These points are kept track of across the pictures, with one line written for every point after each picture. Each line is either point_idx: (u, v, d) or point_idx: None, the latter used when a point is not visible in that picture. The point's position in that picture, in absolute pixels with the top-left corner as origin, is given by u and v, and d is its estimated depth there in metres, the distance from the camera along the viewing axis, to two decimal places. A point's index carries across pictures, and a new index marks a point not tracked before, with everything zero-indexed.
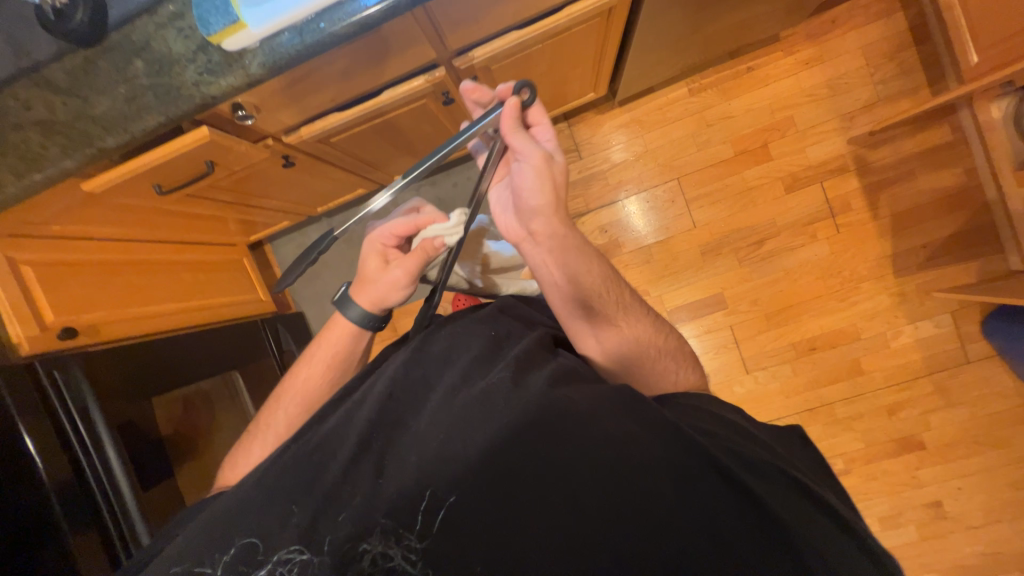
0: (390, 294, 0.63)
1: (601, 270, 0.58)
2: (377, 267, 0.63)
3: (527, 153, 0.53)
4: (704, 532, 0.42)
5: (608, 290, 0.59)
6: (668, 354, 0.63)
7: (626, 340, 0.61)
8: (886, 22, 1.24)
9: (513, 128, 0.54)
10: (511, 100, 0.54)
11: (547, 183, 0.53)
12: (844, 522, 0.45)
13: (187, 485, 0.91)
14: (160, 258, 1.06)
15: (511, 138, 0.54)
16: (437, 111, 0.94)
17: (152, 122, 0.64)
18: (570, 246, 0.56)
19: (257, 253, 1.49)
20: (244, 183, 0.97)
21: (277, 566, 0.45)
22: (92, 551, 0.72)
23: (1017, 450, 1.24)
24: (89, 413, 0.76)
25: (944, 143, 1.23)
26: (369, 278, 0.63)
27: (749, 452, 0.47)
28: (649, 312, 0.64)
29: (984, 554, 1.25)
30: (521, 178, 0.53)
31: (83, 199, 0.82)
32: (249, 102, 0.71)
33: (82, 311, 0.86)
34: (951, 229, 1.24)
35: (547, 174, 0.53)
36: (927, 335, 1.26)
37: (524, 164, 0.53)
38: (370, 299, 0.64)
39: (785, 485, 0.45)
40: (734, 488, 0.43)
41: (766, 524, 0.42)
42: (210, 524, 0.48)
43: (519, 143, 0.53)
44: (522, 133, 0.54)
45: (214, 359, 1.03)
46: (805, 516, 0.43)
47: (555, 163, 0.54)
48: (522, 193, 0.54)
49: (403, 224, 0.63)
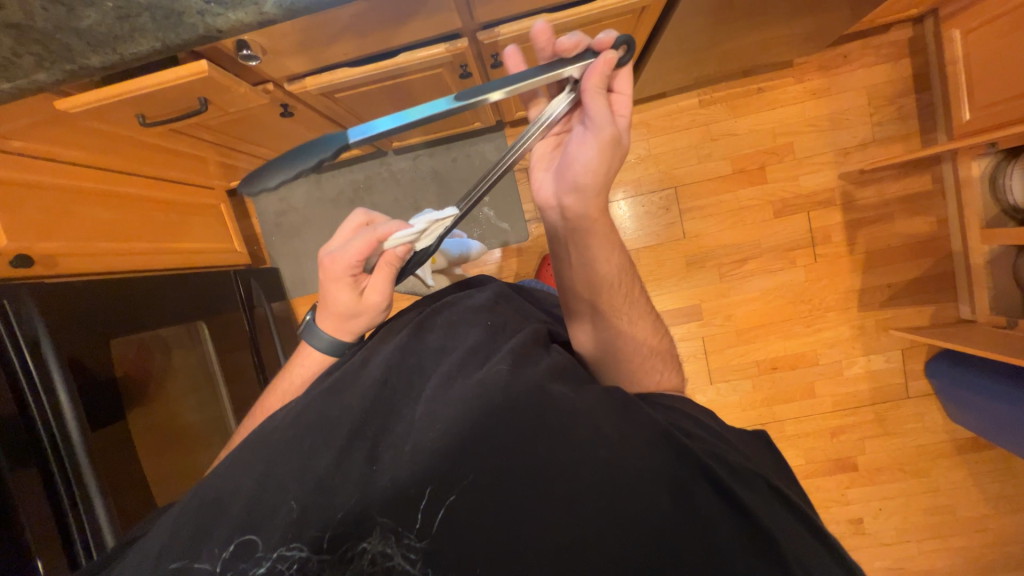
0: (369, 317, 0.61)
1: (614, 263, 0.60)
2: (348, 297, 0.59)
3: (601, 123, 0.48)
4: (698, 540, 0.42)
5: (615, 284, 0.61)
6: (658, 354, 0.65)
7: (622, 336, 0.63)
8: (893, 65, 1.28)
9: (598, 88, 0.47)
10: (608, 55, 0.47)
11: (604, 165, 0.51)
12: (818, 530, 0.46)
13: (140, 430, 0.84)
14: (132, 192, 0.99)
15: (589, 99, 0.48)
16: (452, 83, 0.91)
17: (145, 47, 0.59)
18: (591, 236, 0.57)
19: (235, 201, 1.41)
20: (234, 126, 0.91)
21: (276, 564, 0.44)
22: (33, 490, 0.68)
23: (935, 480, 1.36)
24: (39, 347, 0.71)
25: (924, 191, 1.30)
26: (346, 311, 0.60)
27: (734, 459, 0.48)
28: (649, 309, 0.66)
29: (889, 568, 1.38)
30: (581, 148, 0.50)
31: (53, 117, 0.74)
32: (256, 42, 0.68)
33: (40, 238, 0.79)
34: (916, 273, 1.32)
35: (609, 154, 0.50)
36: (877, 367, 1.35)
37: (591, 134, 0.49)
38: (355, 328, 0.62)
39: (767, 493, 0.46)
40: (720, 491, 0.44)
41: (755, 535, 0.42)
42: (200, 512, 0.48)
43: (598, 110, 0.48)
44: (605, 98, 0.48)
45: (178, 305, 0.97)
46: (787, 525, 0.44)
47: (620, 145, 0.51)
48: (576, 165, 0.51)
49: (357, 247, 0.55)
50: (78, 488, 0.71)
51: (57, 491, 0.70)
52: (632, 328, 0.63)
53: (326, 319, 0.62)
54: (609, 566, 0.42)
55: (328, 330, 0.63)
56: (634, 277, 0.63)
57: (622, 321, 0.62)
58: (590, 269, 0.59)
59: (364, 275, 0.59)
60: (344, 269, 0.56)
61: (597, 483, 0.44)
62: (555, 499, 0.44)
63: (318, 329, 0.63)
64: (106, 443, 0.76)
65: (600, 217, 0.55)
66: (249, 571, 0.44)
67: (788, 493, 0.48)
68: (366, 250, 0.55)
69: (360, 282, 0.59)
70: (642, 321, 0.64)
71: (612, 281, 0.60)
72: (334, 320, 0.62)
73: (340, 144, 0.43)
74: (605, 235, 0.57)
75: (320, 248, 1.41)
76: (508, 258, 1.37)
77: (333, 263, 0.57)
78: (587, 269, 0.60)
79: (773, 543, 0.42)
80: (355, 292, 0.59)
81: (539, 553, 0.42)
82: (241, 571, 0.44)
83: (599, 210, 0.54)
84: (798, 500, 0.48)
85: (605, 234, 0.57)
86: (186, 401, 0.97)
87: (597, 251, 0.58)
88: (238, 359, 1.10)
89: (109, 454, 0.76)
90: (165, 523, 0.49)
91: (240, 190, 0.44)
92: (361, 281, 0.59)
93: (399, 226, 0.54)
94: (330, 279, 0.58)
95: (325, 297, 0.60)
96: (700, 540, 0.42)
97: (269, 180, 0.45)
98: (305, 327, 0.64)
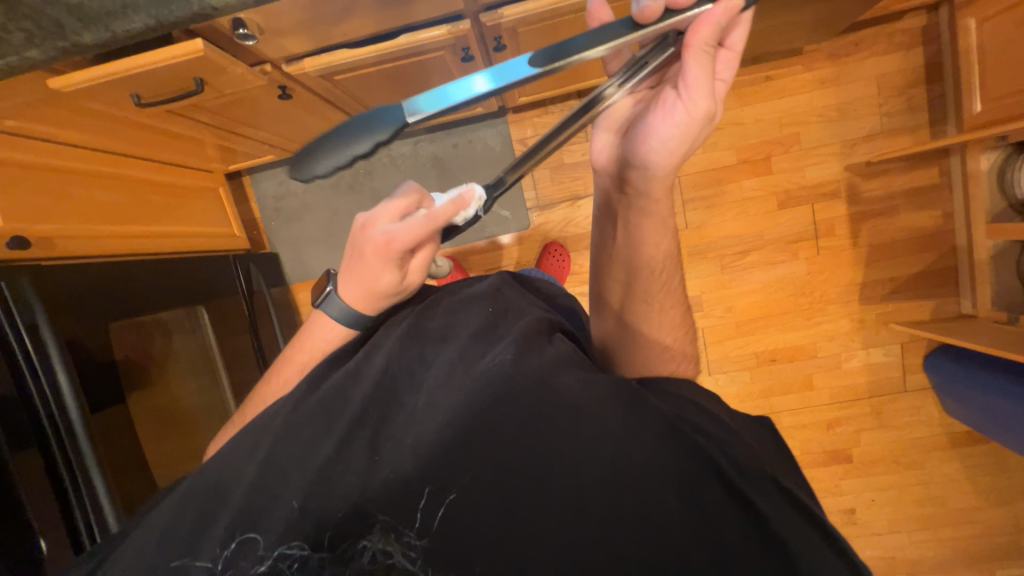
0: (397, 293, 0.59)
1: (662, 249, 0.61)
2: (389, 277, 0.56)
3: (696, 96, 0.46)
4: (702, 540, 0.42)
5: (665, 269, 0.63)
6: (684, 345, 0.64)
7: (656, 321, 0.63)
8: (905, 54, 1.25)
9: (704, 47, 0.43)
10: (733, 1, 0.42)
11: (687, 141, 0.50)
12: (827, 528, 0.44)
13: (139, 414, 0.84)
14: (130, 174, 0.98)
15: (690, 62, 0.44)
16: (454, 67, 0.88)
17: (139, 24, 0.58)
18: (652, 215, 0.59)
19: (233, 184, 1.39)
20: (232, 108, 0.89)
21: (277, 562, 0.44)
22: (36, 471, 0.69)
23: (927, 472, 1.37)
24: (38, 331, 0.70)
25: (930, 184, 1.28)
26: (386, 289, 0.57)
27: (744, 457, 0.47)
28: (681, 301, 0.65)
29: (877, 557, 1.41)
30: (665, 119, 0.48)
31: (49, 97, 0.73)
32: (252, 21, 0.66)
33: (36, 220, 0.79)
34: (919, 267, 1.31)
35: (696, 131, 0.49)
36: (875, 361, 1.35)
37: (681, 104, 0.47)
38: (382, 303, 0.60)
39: (777, 493, 0.44)
40: (728, 489, 0.44)
41: (761, 535, 0.42)
42: (198, 506, 0.48)
43: (696, 76, 0.44)
44: (708, 62, 0.44)
45: (178, 289, 0.97)
46: (795, 523, 0.43)
47: (711, 122, 0.48)
48: (653, 140, 0.50)
49: (418, 230, 0.50)
50: (79, 468, 0.72)
51: (58, 474, 0.71)
52: (658, 317, 0.63)
53: (353, 293, 0.58)
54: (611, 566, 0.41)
55: (355, 304, 0.59)
56: (678, 268, 0.64)
57: (651, 308, 0.63)
58: (635, 247, 0.62)
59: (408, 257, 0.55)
60: (399, 252, 0.52)
61: (603, 480, 0.44)
62: (557, 495, 0.44)
63: (342, 302, 0.59)
64: (108, 425, 0.76)
65: (663, 199, 0.57)
66: (252, 568, 0.44)
67: (794, 489, 0.46)
68: (426, 234, 0.51)
69: (407, 261, 0.56)
70: (672, 312, 0.64)
71: (656, 266, 0.62)
72: (367, 294, 0.58)
73: (393, 127, 0.40)
74: (661, 218, 0.59)
75: (321, 235, 1.39)
76: (508, 246, 1.36)
77: (386, 244, 0.52)
78: (633, 248, 0.62)
79: (781, 542, 0.41)
80: (398, 271, 0.56)
81: (542, 551, 0.42)
82: (242, 569, 0.44)
83: (663, 192, 0.56)
84: (809, 501, 0.46)
85: (662, 217, 0.59)
86: (186, 384, 0.97)
87: (647, 233, 0.60)
88: (237, 343, 1.11)
89: (109, 434, 0.76)
90: (165, 512, 0.50)
91: (292, 174, 0.42)
92: (405, 261, 0.55)
93: (460, 208, 0.51)
94: (376, 257, 0.53)
95: (364, 273, 0.56)
96: (706, 536, 0.42)
97: (323, 167, 0.41)
98: (327, 297, 0.60)
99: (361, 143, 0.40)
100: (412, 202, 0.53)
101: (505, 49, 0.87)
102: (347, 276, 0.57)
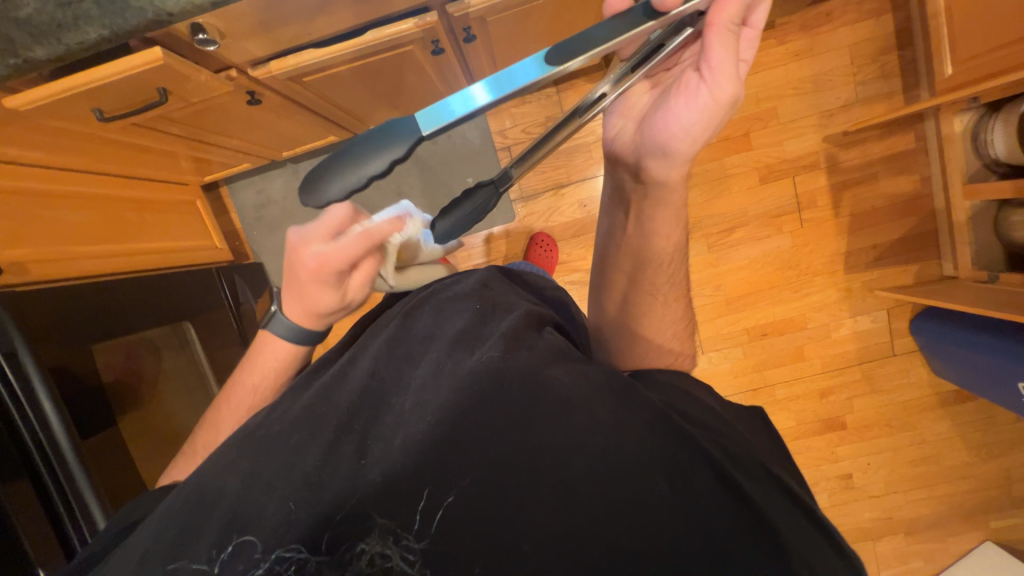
0: (330, 307, 0.59)
1: (672, 240, 0.62)
2: (329, 297, 0.56)
3: (722, 78, 0.46)
4: (694, 530, 0.42)
5: (671, 259, 0.63)
6: (687, 334, 0.65)
7: (667, 312, 0.64)
8: (876, 21, 1.25)
9: (727, 25, 0.43)
10: None
11: (709, 128, 0.49)
12: (810, 511, 0.45)
13: (131, 436, 0.82)
14: (100, 191, 0.96)
15: (714, 40, 0.44)
16: (425, 60, 0.87)
17: (92, 36, 0.57)
18: (663, 205, 0.59)
19: (211, 195, 1.37)
20: (201, 117, 0.87)
21: (275, 565, 0.44)
22: (26, 500, 0.67)
23: (919, 433, 1.40)
24: (17, 358, 0.68)
25: (907, 150, 1.29)
26: (328, 308, 0.58)
27: (734, 445, 0.48)
28: (683, 292, 0.65)
29: (877, 519, 1.44)
30: (688, 103, 0.48)
31: (7, 116, 0.71)
32: (212, 25, 0.64)
33: (9, 245, 0.76)
34: (900, 233, 1.33)
35: (719, 116, 0.48)
36: (863, 328, 1.37)
37: (706, 88, 0.47)
38: (324, 319, 0.61)
39: (765, 480, 0.46)
40: (719, 478, 0.44)
41: (753, 525, 0.42)
42: (190, 515, 0.48)
43: (721, 56, 0.44)
44: (732, 42, 0.44)
45: (162, 306, 0.95)
46: (782, 509, 0.44)
47: (732, 108, 0.49)
48: (675, 126, 0.49)
49: (348, 251, 0.51)
50: (71, 493, 0.70)
51: (50, 501, 0.70)
52: (663, 307, 0.64)
53: (293, 309, 0.60)
54: (608, 557, 0.42)
55: (301, 321, 0.61)
56: (683, 263, 0.65)
57: (655, 299, 0.64)
58: (646, 238, 0.62)
59: (344, 277, 0.55)
60: (333, 273, 0.53)
61: (596, 473, 0.45)
62: (550, 488, 0.44)
63: (285, 317, 0.62)
64: (98, 449, 0.75)
65: (677, 189, 0.57)
66: (249, 571, 0.44)
67: (782, 477, 0.47)
68: (354, 254, 0.51)
69: (346, 282, 0.57)
70: (674, 303, 0.64)
71: (664, 257, 0.62)
72: (310, 314, 0.60)
73: (408, 141, 0.41)
74: (673, 209, 0.60)
75: None
76: (495, 240, 1.36)
77: (318, 268, 0.53)
78: (643, 238, 0.62)
79: (769, 527, 0.42)
80: (337, 291, 0.57)
81: (539, 550, 0.42)
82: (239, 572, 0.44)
83: (677, 180, 0.56)
84: (798, 488, 0.47)
85: (675, 208, 0.60)
86: (177, 402, 0.95)
87: (659, 223, 0.61)
88: (226, 356, 1.09)
89: (101, 457, 0.75)
90: (155, 518, 0.50)
91: (303, 200, 0.43)
92: (342, 280, 0.56)
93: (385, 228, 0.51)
94: (310, 279, 0.54)
95: (304, 295, 0.57)
96: (698, 527, 0.42)
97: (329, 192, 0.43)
98: (275, 316, 0.63)
99: (377, 158, 0.42)
100: (343, 220, 0.52)
101: (475, 39, 0.86)
102: (288, 296, 0.59)
